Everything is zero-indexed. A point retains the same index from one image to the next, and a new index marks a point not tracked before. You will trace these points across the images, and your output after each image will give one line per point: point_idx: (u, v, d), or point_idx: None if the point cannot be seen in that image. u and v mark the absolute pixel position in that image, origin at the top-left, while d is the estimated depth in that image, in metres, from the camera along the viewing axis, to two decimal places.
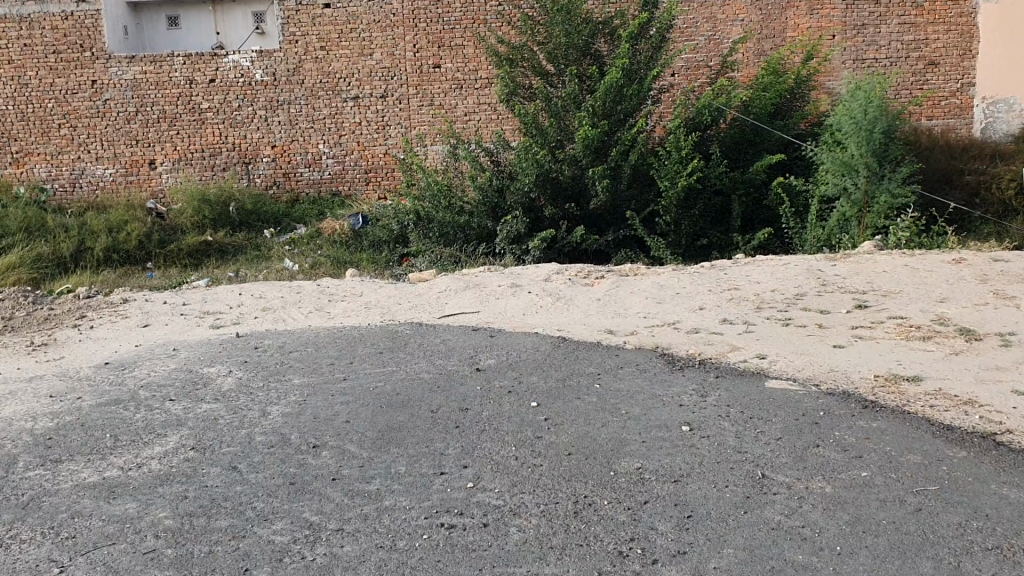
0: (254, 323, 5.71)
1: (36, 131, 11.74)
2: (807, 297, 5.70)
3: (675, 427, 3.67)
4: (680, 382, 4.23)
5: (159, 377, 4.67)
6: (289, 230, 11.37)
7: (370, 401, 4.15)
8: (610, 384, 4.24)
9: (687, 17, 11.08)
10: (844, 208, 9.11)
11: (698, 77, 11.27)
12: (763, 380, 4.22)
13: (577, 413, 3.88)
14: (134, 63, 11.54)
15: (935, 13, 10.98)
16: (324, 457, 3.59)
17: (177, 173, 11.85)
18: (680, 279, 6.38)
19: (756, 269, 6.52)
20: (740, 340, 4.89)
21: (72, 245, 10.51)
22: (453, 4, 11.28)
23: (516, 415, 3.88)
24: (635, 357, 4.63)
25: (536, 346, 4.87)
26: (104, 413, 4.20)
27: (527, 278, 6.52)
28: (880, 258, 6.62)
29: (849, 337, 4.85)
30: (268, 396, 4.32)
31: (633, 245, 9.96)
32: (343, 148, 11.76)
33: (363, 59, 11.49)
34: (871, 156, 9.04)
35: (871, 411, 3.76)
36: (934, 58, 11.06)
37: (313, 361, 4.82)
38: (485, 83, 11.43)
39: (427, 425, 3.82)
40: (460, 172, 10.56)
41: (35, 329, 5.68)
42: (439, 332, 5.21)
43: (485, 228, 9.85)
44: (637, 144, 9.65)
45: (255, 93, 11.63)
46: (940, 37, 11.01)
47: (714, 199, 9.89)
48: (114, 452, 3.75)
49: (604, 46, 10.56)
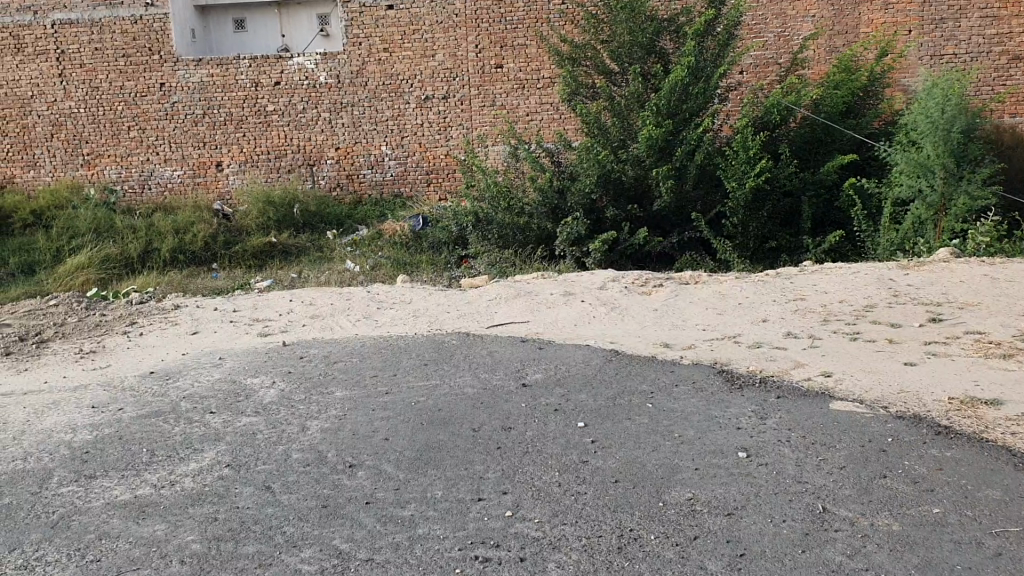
0: (302, 331, 5.59)
1: (106, 133, 11.90)
2: (877, 309, 5.39)
3: (731, 453, 3.44)
4: (739, 403, 3.98)
5: (202, 389, 4.58)
6: (351, 232, 11.30)
7: (412, 418, 3.99)
8: (664, 404, 4.01)
9: (756, 14, 10.73)
10: (919, 211, 8.70)
11: (767, 75, 10.89)
12: (829, 401, 3.95)
13: (626, 435, 3.66)
14: (201, 66, 11.62)
15: (1019, 6, 10.42)
16: (360, 478, 3.43)
17: (243, 175, 11.90)
18: (743, 288, 6.10)
19: (824, 278, 6.21)
20: (804, 356, 4.62)
21: (139, 246, 10.65)
22: (516, 4, 11.09)
23: (562, 435, 3.68)
24: (692, 374, 4.40)
25: (586, 360, 4.66)
26: (144, 426, 4.13)
27: (582, 285, 6.33)
28: (958, 267, 6.26)
29: (922, 355, 4.54)
30: (308, 409, 4.19)
31: (696, 248, 9.67)
32: (405, 150, 11.69)
33: (426, 60, 11.40)
34: (948, 156, 8.63)
35: (946, 438, 3.46)
36: (1018, 52, 10.50)
37: (357, 373, 4.69)
38: (548, 83, 11.23)
39: (468, 445, 3.65)
40: (521, 172, 10.35)
41: (86, 336, 5.68)
42: (488, 344, 5.04)
43: (544, 229, 9.65)
44: (702, 144, 9.34)
45: (319, 95, 11.61)
46: None
47: (783, 201, 9.54)
48: (149, 469, 3.66)
49: (669, 44, 10.27)
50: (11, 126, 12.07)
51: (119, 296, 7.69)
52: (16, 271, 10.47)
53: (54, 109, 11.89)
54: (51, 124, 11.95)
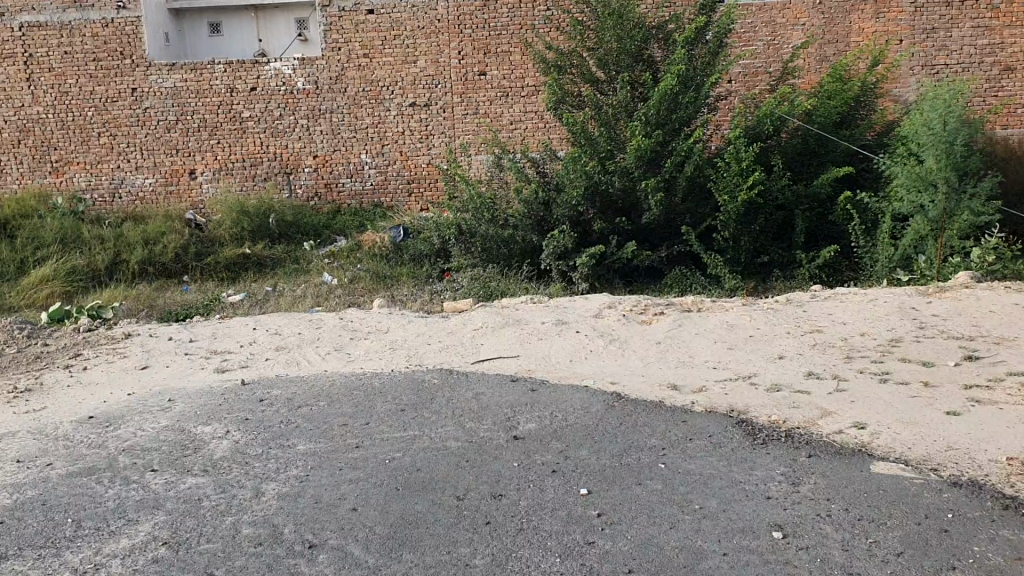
0: (264, 366, 5.01)
1: (76, 139, 11.25)
2: (903, 344, 4.88)
3: (764, 533, 2.90)
4: (765, 464, 3.43)
5: (145, 440, 3.98)
6: (329, 243, 10.69)
7: (385, 481, 3.43)
8: (678, 464, 3.46)
9: (745, 21, 10.16)
10: (919, 226, 8.10)
11: (757, 84, 10.33)
12: (868, 461, 3.42)
13: (637, 507, 3.12)
14: (175, 71, 11.00)
15: (1011, 15, 9.86)
16: (322, 564, 2.86)
17: (218, 183, 11.28)
18: (752, 316, 5.56)
19: (839, 306, 5.69)
20: (831, 402, 4.08)
21: (107, 257, 10.05)
22: (500, 9, 10.57)
23: (562, 507, 3.13)
24: (707, 425, 3.84)
25: (585, 406, 4.12)
26: (73, 488, 3.53)
27: (574, 313, 5.77)
28: (979, 295, 5.74)
29: (964, 403, 4.00)
30: (265, 468, 3.62)
31: (687, 264, 9.15)
32: (386, 158, 11.09)
33: (407, 66, 10.84)
34: (951, 170, 7.95)
35: (1016, 516, 2.94)
36: (1011, 63, 9.95)
37: (323, 421, 4.10)
38: (532, 91, 10.67)
39: (451, 519, 3.09)
40: (505, 182, 9.74)
41: (25, 370, 5.06)
42: (474, 384, 4.48)
43: (530, 242, 9.10)
44: (693, 155, 8.77)
45: (296, 101, 11.04)
46: (1016, 40, 9.91)
47: (778, 215, 9.00)
48: (71, 547, 3.07)
49: (658, 52, 9.67)
50: None
51: (79, 315, 7.09)
52: None
53: (21, 113, 11.26)
54: (18, 130, 11.31)
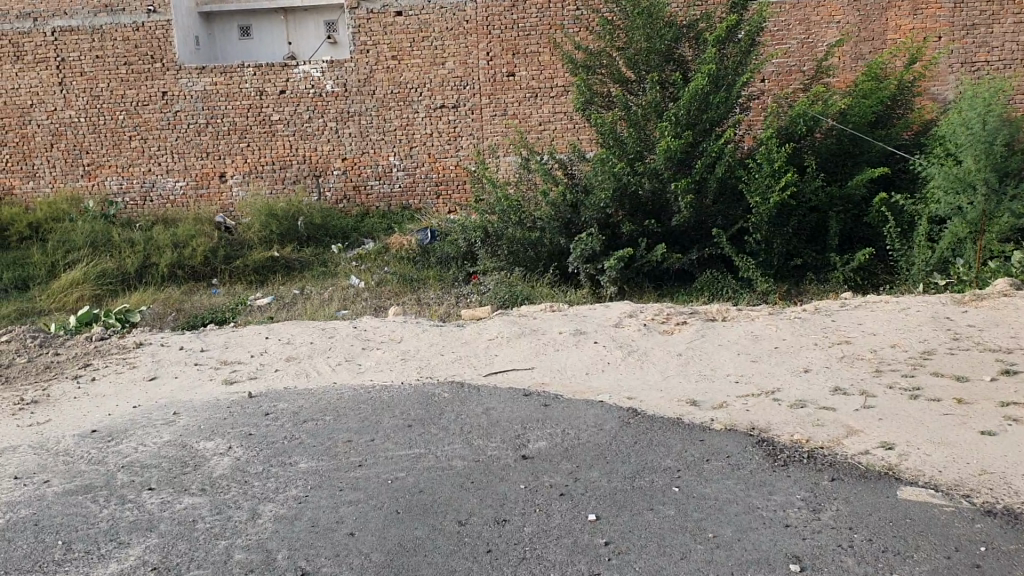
0: (273, 378, 4.90)
1: (107, 143, 11.27)
2: (936, 357, 4.65)
3: (781, 566, 2.71)
4: (785, 488, 3.25)
5: (145, 456, 3.88)
6: (357, 245, 10.59)
7: (384, 504, 3.29)
8: (693, 488, 3.29)
9: (779, 19, 9.92)
10: (957, 229, 7.81)
11: (790, 84, 10.07)
12: (895, 486, 3.22)
13: (647, 535, 2.95)
14: (205, 74, 10.96)
15: None
16: None
17: (248, 186, 11.24)
18: (778, 326, 5.36)
19: (870, 316, 5.47)
20: (859, 420, 3.88)
21: (137, 260, 10.05)
22: (529, 9, 10.38)
23: (568, 534, 2.98)
24: (726, 444, 3.66)
25: (599, 423, 3.95)
26: (67, 507, 3.43)
27: (594, 323, 5.61)
28: (1018, 304, 5.49)
29: (1000, 422, 3.78)
30: (264, 488, 3.50)
31: (718, 267, 8.92)
32: (414, 160, 10.98)
33: (435, 68, 10.71)
34: (991, 171, 7.64)
35: None
36: None
37: (329, 437, 3.97)
38: (561, 92, 10.48)
39: (450, 546, 2.95)
40: (532, 184, 9.58)
41: (34, 381, 4.99)
42: (485, 399, 4.33)
43: (557, 245, 8.91)
44: (724, 156, 8.52)
45: (325, 104, 10.96)
46: None
47: (812, 217, 8.74)
48: (58, 571, 2.96)
49: (689, 51, 9.41)
50: (10, 135, 11.46)
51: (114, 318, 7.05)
52: (9, 286, 9.90)
53: (53, 117, 11.29)
54: (50, 134, 11.34)
